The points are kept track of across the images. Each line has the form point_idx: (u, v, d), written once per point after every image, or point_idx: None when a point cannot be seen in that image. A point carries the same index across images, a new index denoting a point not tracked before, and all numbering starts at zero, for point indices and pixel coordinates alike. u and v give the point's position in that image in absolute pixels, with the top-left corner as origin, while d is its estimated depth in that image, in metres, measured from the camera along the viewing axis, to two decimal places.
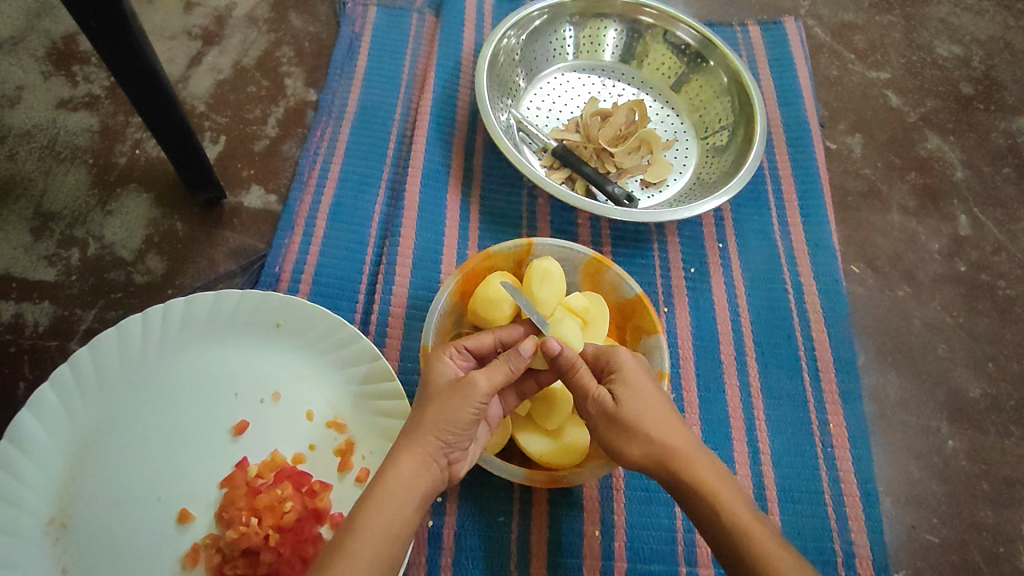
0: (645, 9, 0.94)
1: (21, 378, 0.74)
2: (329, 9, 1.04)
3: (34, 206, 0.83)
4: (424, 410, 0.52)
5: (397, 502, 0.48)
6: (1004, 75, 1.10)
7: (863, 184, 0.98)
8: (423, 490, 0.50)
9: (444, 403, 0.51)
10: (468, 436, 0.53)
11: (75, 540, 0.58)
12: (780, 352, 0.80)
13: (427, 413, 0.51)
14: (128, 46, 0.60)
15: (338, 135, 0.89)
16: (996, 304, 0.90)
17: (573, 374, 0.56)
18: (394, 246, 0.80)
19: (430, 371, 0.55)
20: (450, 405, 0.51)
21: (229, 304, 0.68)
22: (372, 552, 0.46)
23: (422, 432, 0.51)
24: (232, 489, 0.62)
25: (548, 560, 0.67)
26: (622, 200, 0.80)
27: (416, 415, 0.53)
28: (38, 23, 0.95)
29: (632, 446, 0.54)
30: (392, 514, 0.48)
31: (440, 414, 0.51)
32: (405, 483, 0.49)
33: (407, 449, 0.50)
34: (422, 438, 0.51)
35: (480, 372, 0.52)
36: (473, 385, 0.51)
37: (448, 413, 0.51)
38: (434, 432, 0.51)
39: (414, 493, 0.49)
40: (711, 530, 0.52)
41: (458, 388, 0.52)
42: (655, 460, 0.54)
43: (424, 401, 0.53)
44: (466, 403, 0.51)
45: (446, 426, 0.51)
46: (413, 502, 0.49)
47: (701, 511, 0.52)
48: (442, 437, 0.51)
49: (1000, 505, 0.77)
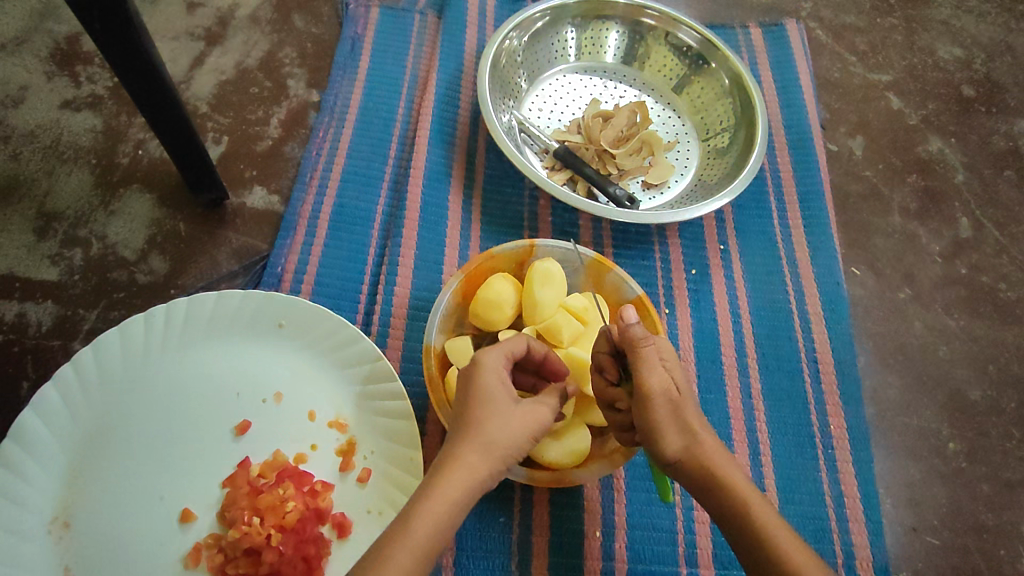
0: (648, 11, 0.94)
1: (24, 378, 0.74)
2: (333, 10, 1.04)
3: (38, 206, 0.84)
4: (479, 421, 0.51)
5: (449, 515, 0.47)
6: (1005, 78, 1.10)
7: (864, 186, 0.98)
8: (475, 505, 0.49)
9: (511, 426, 0.51)
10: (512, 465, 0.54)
11: (79, 539, 0.58)
12: (781, 353, 0.81)
13: (502, 433, 0.51)
14: (132, 46, 0.60)
15: (340, 136, 0.89)
16: (997, 306, 0.90)
17: (647, 346, 0.54)
18: (397, 246, 0.80)
19: (479, 383, 0.53)
20: (517, 431, 0.52)
21: (232, 305, 0.68)
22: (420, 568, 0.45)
23: (488, 447, 0.50)
24: (234, 489, 0.62)
25: (550, 560, 0.67)
26: (624, 202, 0.80)
27: (471, 421, 0.51)
28: (41, 23, 0.96)
29: (677, 439, 0.53)
30: (442, 531, 0.47)
31: (508, 438, 0.51)
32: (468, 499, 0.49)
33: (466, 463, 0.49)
34: (493, 459, 0.50)
35: (545, 407, 0.54)
36: (540, 420, 0.53)
37: (512, 437, 0.51)
38: (494, 452, 0.50)
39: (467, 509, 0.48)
40: (732, 523, 0.51)
41: (529, 416, 0.53)
42: (691, 455, 0.53)
43: (490, 412, 0.51)
44: (531, 431, 0.52)
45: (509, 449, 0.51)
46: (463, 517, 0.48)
47: (729, 510, 0.52)
48: (506, 462, 0.51)
49: (1000, 507, 0.77)
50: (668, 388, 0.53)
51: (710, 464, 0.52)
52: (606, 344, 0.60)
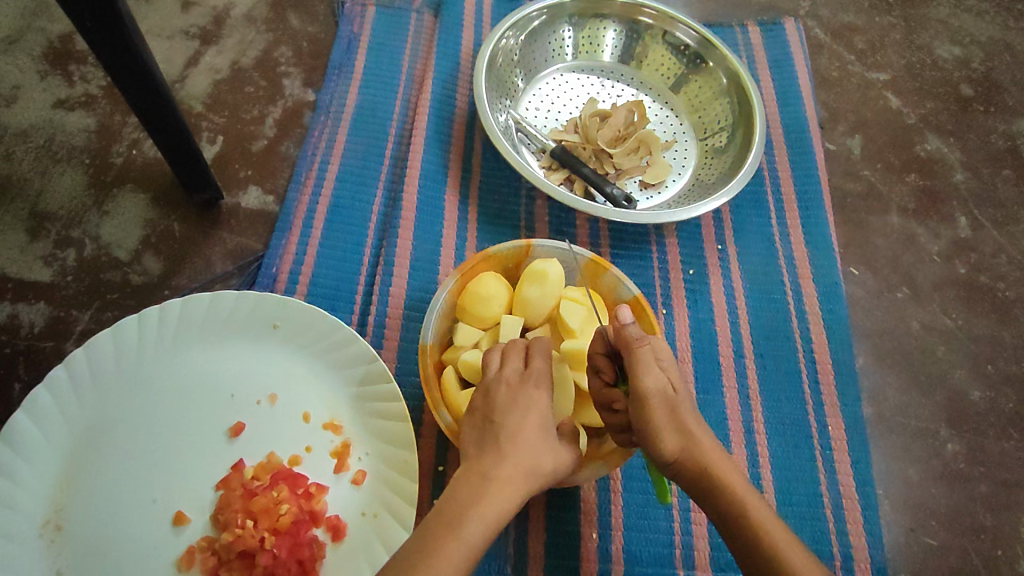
0: (645, 9, 0.93)
1: (15, 379, 0.74)
2: (328, 9, 1.03)
3: (31, 206, 0.83)
4: (525, 442, 0.49)
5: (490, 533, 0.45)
6: (1004, 77, 1.09)
7: (862, 186, 0.97)
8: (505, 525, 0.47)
9: (551, 457, 0.50)
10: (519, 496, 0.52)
11: (70, 542, 0.58)
12: (779, 354, 0.80)
13: (545, 460, 0.49)
14: (124, 45, 0.60)
15: (336, 136, 0.89)
16: (995, 306, 0.90)
17: (640, 348, 0.54)
18: (392, 247, 0.80)
19: (532, 400, 0.51)
20: (553, 466, 0.50)
21: (226, 305, 0.68)
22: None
23: (530, 466, 0.48)
24: (228, 492, 0.62)
25: (546, 562, 0.66)
26: (621, 202, 0.80)
27: (519, 436, 0.49)
28: (35, 22, 0.95)
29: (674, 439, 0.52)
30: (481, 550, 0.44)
31: (546, 468, 0.49)
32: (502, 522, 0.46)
33: (508, 483, 0.47)
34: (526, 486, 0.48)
35: (570, 449, 0.54)
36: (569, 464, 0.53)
37: (549, 467, 0.50)
38: (533, 476, 0.48)
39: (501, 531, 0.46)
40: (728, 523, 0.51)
41: (563, 455, 0.52)
42: (687, 455, 0.53)
43: (538, 433, 0.50)
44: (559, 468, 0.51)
45: (542, 480, 0.49)
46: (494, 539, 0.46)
47: (725, 511, 0.51)
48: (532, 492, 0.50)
49: (999, 508, 0.77)
50: (664, 389, 0.53)
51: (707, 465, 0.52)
52: (604, 345, 0.59)
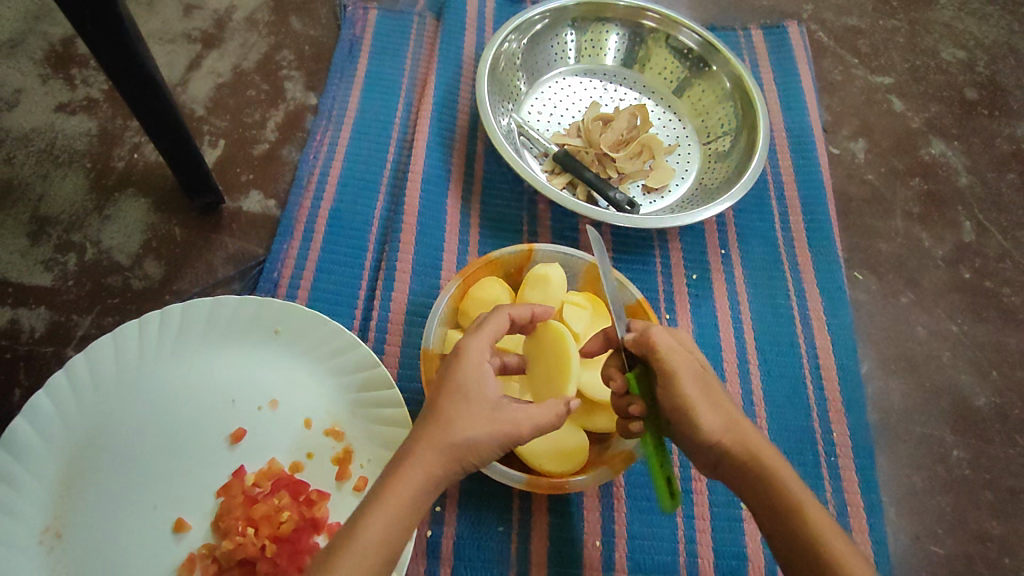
0: (648, 13, 0.93)
1: (16, 384, 0.73)
2: (330, 12, 1.03)
3: (31, 210, 0.83)
4: (447, 420, 0.48)
5: (391, 528, 0.44)
6: (1008, 80, 1.09)
7: (866, 190, 0.97)
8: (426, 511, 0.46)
9: (478, 429, 0.48)
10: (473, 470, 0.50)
11: (70, 549, 0.57)
12: (782, 360, 0.80)
13: (459, 432, 0.47)
14: (125, 50, 0.59)
15: (338, 140, 0.88)
16: (1001, 311, 0.89)
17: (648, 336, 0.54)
18: (394, 252, 0.79)
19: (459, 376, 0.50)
20: (484, 438, 0.48)
21: (227, 310, 0.67)
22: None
23: (444, 447, 0.47)
24: (229, 498, 0.62)
25: (548, 570, 0.66)
26: (624, 206, 0.80)
27: (439, 414, 0.48)
28: (37, 26, 0.95)
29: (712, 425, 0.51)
30: (387, 537, 0.44)
31: (471, 445, 0.47)
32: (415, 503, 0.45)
33: (415, 471, 0.46)
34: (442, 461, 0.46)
35: (524, 416, 0.49)
36: (519, 433, 0.49)
37: (477, 443, 0.47)
38: (451, 452, 0.47)
39: (413, 521, 0.45)
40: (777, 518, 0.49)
41: (503, 424, 0.48)
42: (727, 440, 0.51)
43: (457, 409, 0.48)
44: (500, 440, 0.48)
45: (470, 455, 0.47)
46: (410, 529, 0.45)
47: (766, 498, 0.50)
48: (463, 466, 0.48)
49: (1005, 515, 0.76)
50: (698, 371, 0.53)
51: (760, 457, 0.51)
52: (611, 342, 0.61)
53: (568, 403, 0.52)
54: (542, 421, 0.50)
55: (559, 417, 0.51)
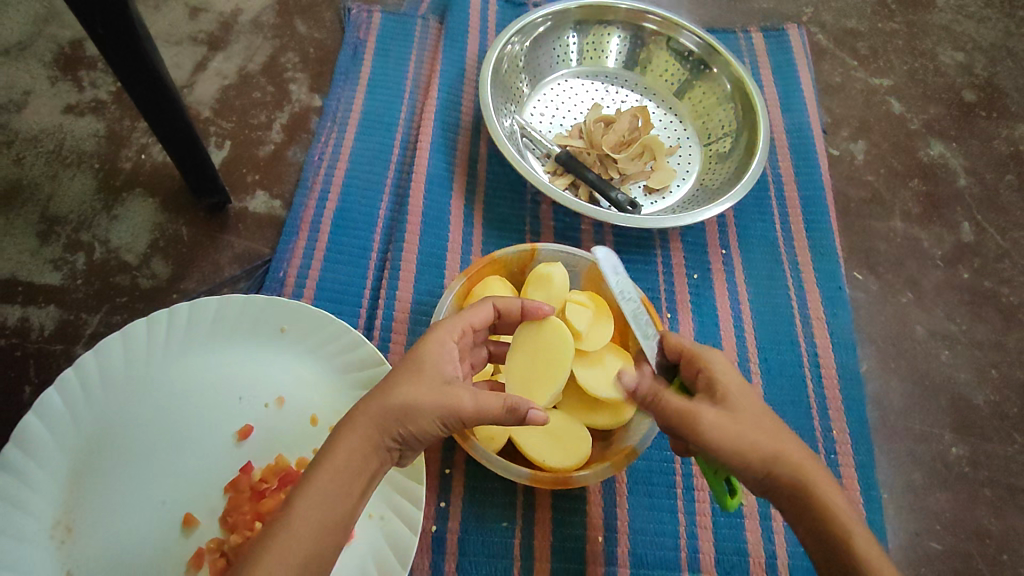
0: (649, 15, 0.94)
1: (26, 381, 0.74)
2: (335, 15, 1.04)
3: (40, 210, 0.84)
4: (393, 392, 0.50)
5: (332, 490, 0.46)
6: (1007, 82, 1.10)
7: (866, 191, 0.98)
8: (369, 478, 0.48)
9: (420, 399, 0.50)
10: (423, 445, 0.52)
11: (78, 544, 0.58)
12: (782, 359, 0.80)
13: (400, 401, 0.49)
14: (134, 51, 0.60)
15: (342, 141, 0.89)
16: (999, 311, 0.90)
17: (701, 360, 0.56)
18: (399, 252, 0.80)
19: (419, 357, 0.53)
20: (423, 406, 0.50)
21: (234, 308, 0.68)
22: (308, 553, 0.43)
23: (384, 413, 0.49)
24: (237, 493, 0.62)
25: (552, 565, 0.67)
26: (626, 207, 0.80)
27: (388, 387, 0.51)
28: (46, 28, 0.96)
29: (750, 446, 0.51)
30: (324, 499, 0.45)
31: (410, 411, 0.49)
32: (354, 468, 0.47)
33: (355, 435, 0.48)
34: (383, 428, 0.49)
35: (467, 393, 0.51)
36: (459, 405, 0.51)
37: (417, 411, 0.50)
38: (392, 421, 0.49)
39: (356, 483, 0.47)
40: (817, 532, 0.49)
41: (442, 395, 0.51)
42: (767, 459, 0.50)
43: (404, 382, 0.51)
44: (442, 413, 0.50)
45: (409, 424, 0.49)
46: (356, 493, 0.47)
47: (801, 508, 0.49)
48: (404, 436, 0.49)
49: (1004, 512, 0.77)
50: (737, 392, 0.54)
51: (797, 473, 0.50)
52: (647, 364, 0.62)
53: (519, 405, 0.51)
54: (486, 402, 0.51)
55: (509, 409, 0.51)
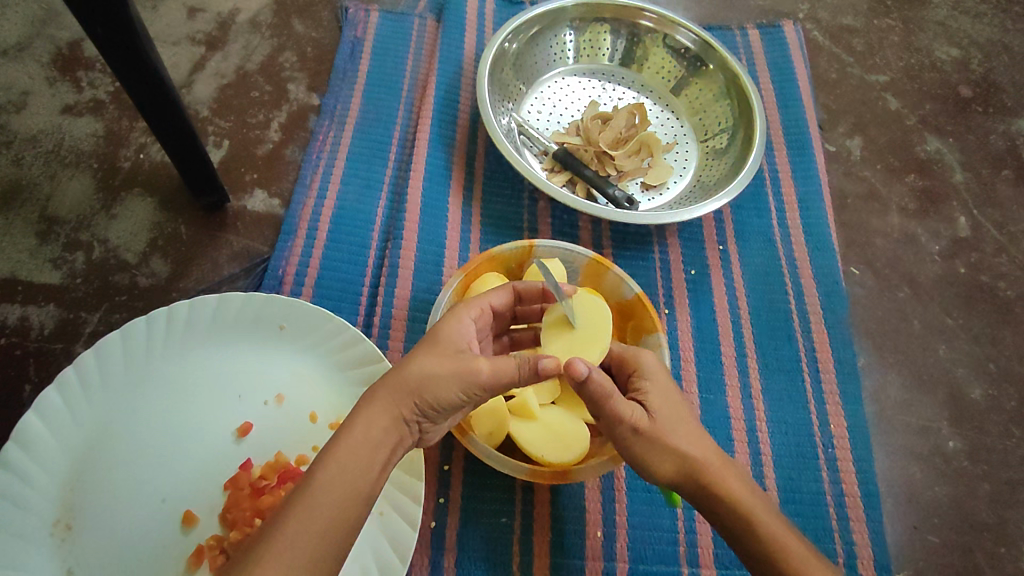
0: (645, 13, 0.94)
1: (26, 381, 0.75)
2: (332, 14, 1.05)
3: (39, 210, 0.84)
4: (412, 365, 0.51)
5: (357, 460, 0.47)
6: (1002, 78, 1.10)
7: (863, 186, 0.98)
8: (389, 450, 0.49)
9: (436, 367, 0.51)
10: (447, 414, 0.52)
11: (79, 541, 0.58)
12: (780, 353, 0.81)
13: (415, 371, 0.50)
14: (132, 50, 0.61)
15: (340, 139, 0.90)
16: (996, 305, 0.90)
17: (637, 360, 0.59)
18: (397, 249, 0.81)
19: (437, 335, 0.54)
20: (442, 376, 0.50)
21: (234, 306, 0.69)
22: (330, 520, 0.44)
23: (404, 388, 0.50)
24: (236, 491, 0.63)
25: (550, 560, 0.67)
26: (623, 203, 0.81)
27: (409, 361, 0.51)
28: (43, 29, 0.96)
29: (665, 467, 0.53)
30: (348, 468, 0.46)
31: (427, 381, 0.50)
32: (377, 439, 0.48)
33: (377, 408, 0.49)
34: (404, 399, 0.50)
35: (485, 360, 0.52)
36: (476, 371, 0.51)
37: (433, 381, 0.50)
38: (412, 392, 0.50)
39: (377, 457, 0.48)
40: (734, 530, 0.52)
41: (460, 364, 0.51)
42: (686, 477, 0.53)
43: (424, 355, 0.52)
44: (460, 380, 0.51)
45: (428, 394, 0.50)
46: (377, 465, 0.48)
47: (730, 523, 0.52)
48: (422, 406, 0.50)
49: (1001, 505, 0.77)
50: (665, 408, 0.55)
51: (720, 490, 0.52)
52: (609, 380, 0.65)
53: (532, 358, 0.52)
54: (500, 370, 0.51)
55: (522, 367, 0.52)
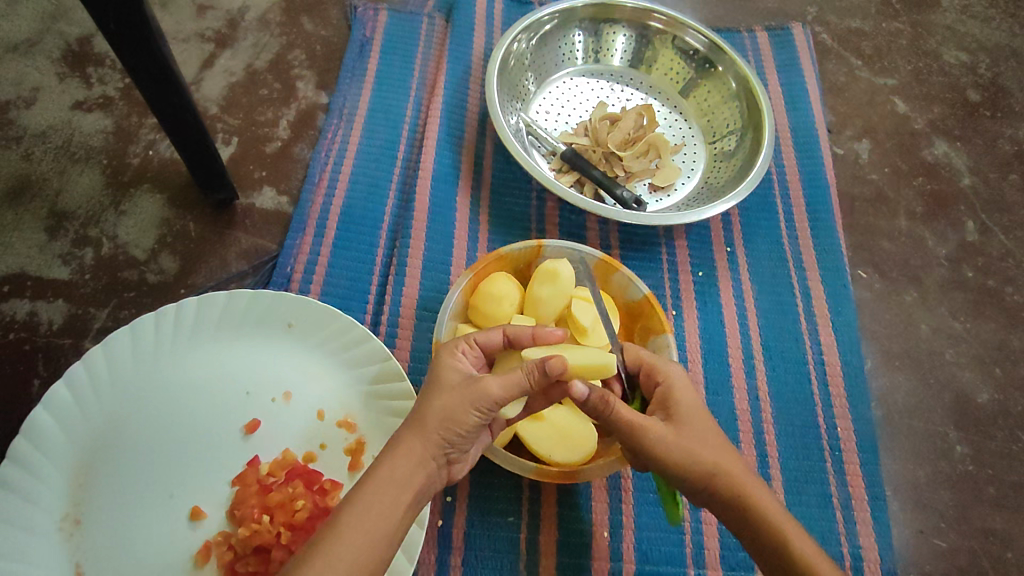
0: (655, 14, 0.94)
1: (35, 375, 0.75)
2: (341, 13, 1.05)
3: (49, 206, 0.84)
4: (428, 408, 0.50)
5: (381, 503, 0.47)
6: (1011, 82, 1.10)
7: (870, 189, 0.98)
8: (414, 491, 0.48)
9: (452, 401, 0.50)
10: (472, 437, 0.52)
11: (89, 537, 0.58)
12: (787, 356, 0.81)
13: (431, 410, 0.50)
14: (145, 46, 0.61)
15: (349, 138, 0.90)
16: (1004, 309, 0.90)
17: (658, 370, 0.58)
18: (405, 248, 0.81)
19: (440, 377, 0.52)
20: (458, 403, 0.49)
21: (241, 304, 0.69)
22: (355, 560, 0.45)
23: (428, 431, 0.49)
24: (243, 487, 0.63)
25: (557, 560, 0.67)
26: (631, 204, 0.81)
27: (423, 405, 0.50)
28: (53, 25, 0.97)
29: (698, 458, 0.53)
30: (374, 510, 0.46)
31: (445, 415, 0.49)
32: (399, 479, 0.48)
33: (398, 451, 0.48)
34: (427, 438, 0.49)
35: (493, 376, 0.50)
36: (487, 390, 0.50)
37: (450, 413, 0.49)
38: (433, 432, 0.49)
39: (401, 497, 0.47)
40: (753, 531, 0.52)
41: (471, 388, 0.50)
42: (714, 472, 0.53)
43: (436, 395, 0.50)
44: (475, 403, 0.50)
45: (451, 426, 0.49)
46: (403, 503, 0.47)
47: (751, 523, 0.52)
48: (447, 436, 0.50)
49: (1008, 510, 0.77)
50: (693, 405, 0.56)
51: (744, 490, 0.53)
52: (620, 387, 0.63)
53: (536, 364, 0.50)
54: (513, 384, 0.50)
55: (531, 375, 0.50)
